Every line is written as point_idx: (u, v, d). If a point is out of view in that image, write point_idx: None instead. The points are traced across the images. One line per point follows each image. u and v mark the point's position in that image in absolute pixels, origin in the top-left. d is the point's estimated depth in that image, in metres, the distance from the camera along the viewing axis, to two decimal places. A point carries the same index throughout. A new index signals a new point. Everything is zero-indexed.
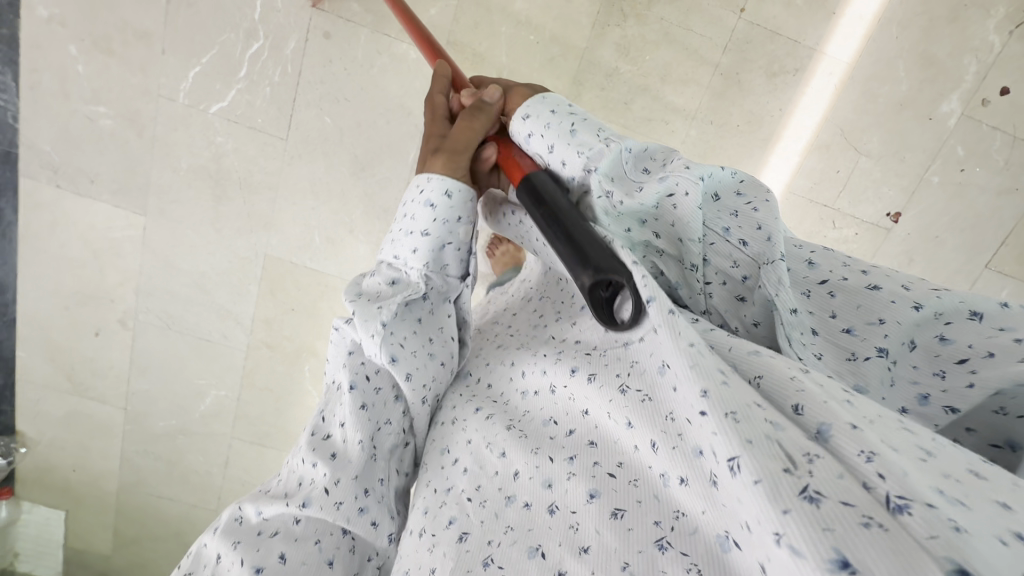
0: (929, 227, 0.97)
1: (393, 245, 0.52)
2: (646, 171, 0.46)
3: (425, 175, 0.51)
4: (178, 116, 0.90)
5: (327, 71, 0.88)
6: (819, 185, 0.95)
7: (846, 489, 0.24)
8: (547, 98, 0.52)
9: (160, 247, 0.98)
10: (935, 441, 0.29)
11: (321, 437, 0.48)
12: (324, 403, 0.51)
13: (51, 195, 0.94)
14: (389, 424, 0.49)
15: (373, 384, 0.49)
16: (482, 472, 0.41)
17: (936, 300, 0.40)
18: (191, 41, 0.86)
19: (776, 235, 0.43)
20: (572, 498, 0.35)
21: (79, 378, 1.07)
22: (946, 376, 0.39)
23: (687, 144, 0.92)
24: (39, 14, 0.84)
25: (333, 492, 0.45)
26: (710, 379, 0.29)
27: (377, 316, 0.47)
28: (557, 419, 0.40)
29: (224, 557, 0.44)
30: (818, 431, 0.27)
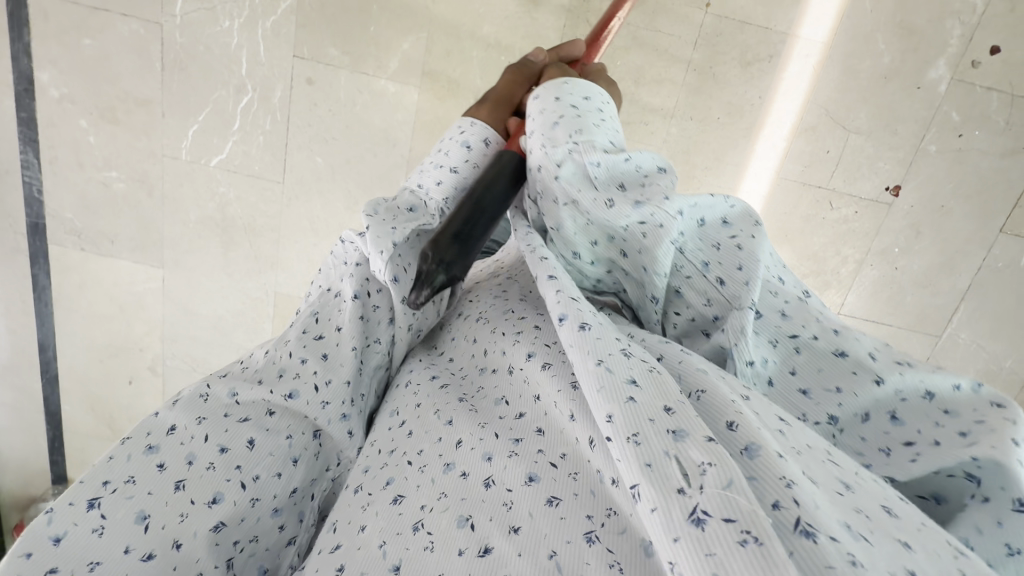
0: (932, 198, 0.94)
1: (420, 174, 0.51)
2: (622, 187, 0.42)
3: (471, 118, 0.53)
4: (183, 173, 0.96)
5: (314, 115, 0.92)
6: (810, 167, 0.93)
7: (734, 506, 0.23)
8: (570, 84, 0.48)
9: (178, 295, 1.04)
10: (856, 475, 0.29)
11: (314, 336, 0.43)
12: (316, 307, 0.45)
13: (78, 259, 1.02)
14: (378, 344, 0.45)
15: (373, 301, 0.45)
16: (425, 436, 0.38)
17: (898, 378, 0.36)
18: (186, 102, 0.92)
19: (757, 278, 0.40)
20: (511, 477, 0.33)
21: (120, 425, 1.15)
22: (890, 454, 0.35)
23: (669, 142, 0.93)
24: (50, 95, 0.92)
25: (322, 394, 0.41)
26: (615, 401, 0.29)
27: (390, 235, 0.44)
28: (509, 399, 0.39)
29: (183, 430, 0.37)
30: (745, 451, 0.27)
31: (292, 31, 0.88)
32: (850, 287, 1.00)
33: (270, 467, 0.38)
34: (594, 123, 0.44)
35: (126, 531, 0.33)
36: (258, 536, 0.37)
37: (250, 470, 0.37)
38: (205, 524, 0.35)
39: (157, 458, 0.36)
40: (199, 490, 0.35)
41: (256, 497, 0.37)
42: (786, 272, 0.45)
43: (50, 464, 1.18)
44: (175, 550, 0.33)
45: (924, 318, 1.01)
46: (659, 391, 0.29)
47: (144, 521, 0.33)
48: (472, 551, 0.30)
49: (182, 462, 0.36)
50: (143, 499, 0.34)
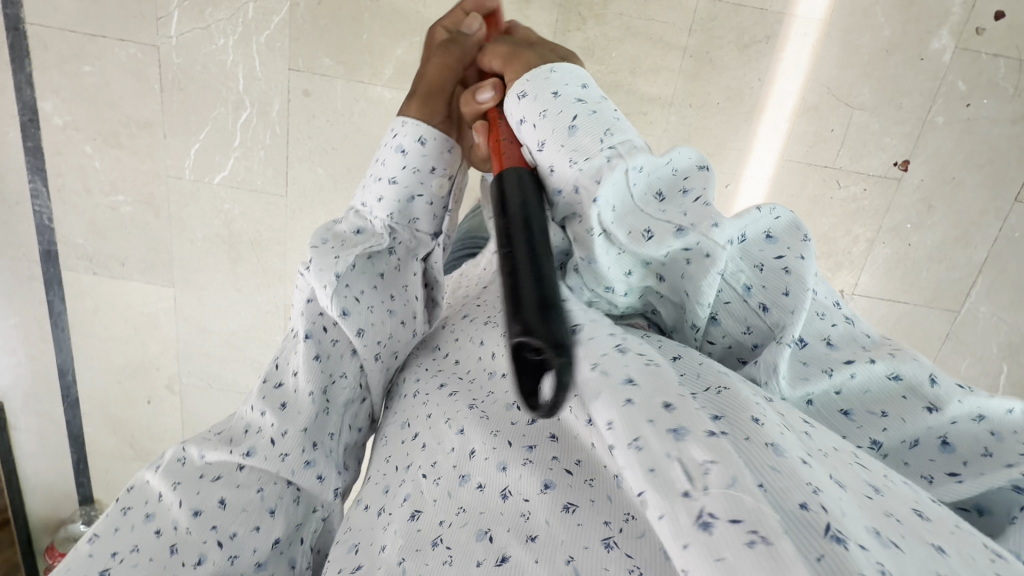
0: (942, 170, 0.92)
1: (363, 192, 0.53)
2: (659, 195, 0.40)
3: (401, 121, 0.54)
4: (188, 192, 0.97)
5: (313, 126, 0.93)
6: (814, 147, 0.92)
7: (740, 506, 0.23)
8: (558, 72, 0.43)
9: (191, 314, 1.06)
10: (884, 478, 0.29)
11: (274, 385, 0.46)
12: (279, 354, 0.48)
13: (90, 283, 1.03)
14: (344, 378, 0.47)
15: (330, 336, 0.47)
16: (439, 448, 0.38)
17: (956, 406, 0.35)
18: (187, 122, 0.93)
19: (805, 306, 0.37)
20: (526, 486, 0.33)
21: (141, 443, 1.17)
22: (934, 481, 0.35)
23: (669, 131, 0.92)
24: (54, 123, 0.93)
25: (280, 445, 0.43)
26: (615, 404, 0.28)
27: (334, 265, 0.46)
28: (520, 404, 0.38)
29: (166, 497, 0.42)
30: (771, 447, 0.26)
31: (286, 45, 0.88)
32: (863, 267, 0.99)
33: (247, 523, 0.42)
34: (615, 117, 0.41)
35: None
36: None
37: (228, 527, 0.41)
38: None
39: (153, 525, 0.41)
40: (187, 551, 0.40)
41: (234, 554, 0.41)
42: (821, 281, 0.43)
43: (76, 487, 1.20)
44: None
45: (942, 293, 0.99)
46: (657, 386, 0.29)
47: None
48: (490, 561, 0.31)
49: (170, 526, 0.41)
50: (144, 567, 0.39)
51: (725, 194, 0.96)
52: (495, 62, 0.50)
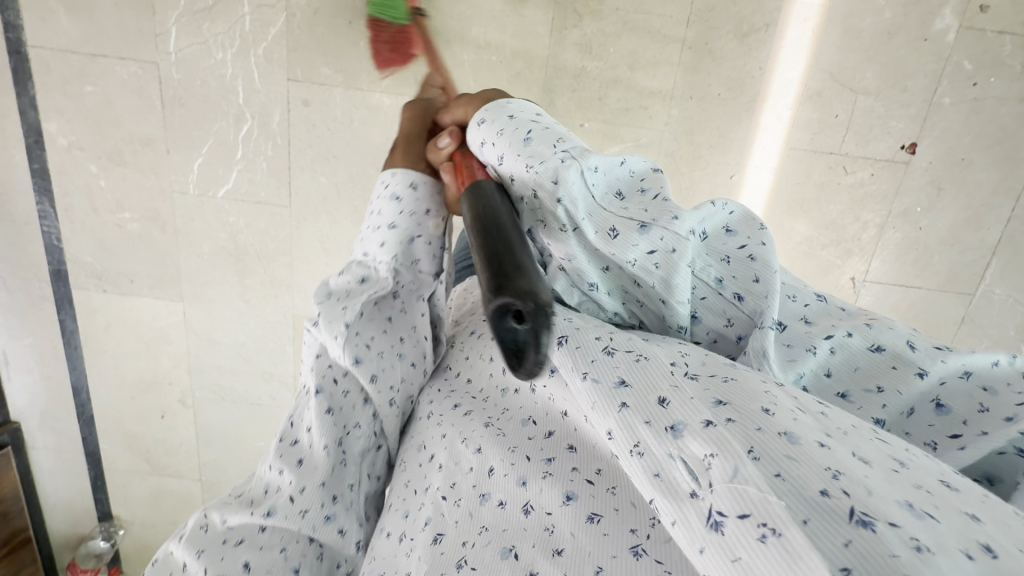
0: (951, 151, 0.90)
1: (362, 242, 0.50)
2: (619, 194, 0.41)
3: (390, 170, 0.50)
4: (193, 207, 0.98)
5: (313, 135, 0.93)
6: (819, 134, 0.91)
7: (746, 499, 0.23)
8: (507, 99, 0.45)
9: (200, 327, 1.06)
10: (907, 452, 0.28)
11: (289, 442, 0.45)
12: (292, 410, 0.47)
13: (101, 301, 1.04)
14: (358, 428, 0.46)
15: (341, 388, 0.46)
16: (455, 467, 0.38)
17: (940, 366, 0.36)
18: (189, 137, 0.93)
19: (776, 288, 0.38)
20: (548, 499, 0.33)
21: (157, 458, 1.18)
22: (938, 447, 0.35)
23: (671, 125, 0.91)
24: (59, 144, 0.94)
25: (299, 500, 0.42)
26: (611, 412, 0.30)
27: (342, 315, 0.44)
28: (536, 419, 0.38)
29: (190, 565, 0.40)
30: (785, 435, 0.26)
31: (283, 55, 0.89)
32: (874, 253, 0.97)
33: None
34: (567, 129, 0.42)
35: None
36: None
37: None
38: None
39: None
40: None
41: None
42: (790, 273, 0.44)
43: (95, 503, 1.21)
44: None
45: (955, 276, 0.98)
46: (648, 385, 0.30)
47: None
48: None
49: None
50: None
51: (729, 185, 0.94)
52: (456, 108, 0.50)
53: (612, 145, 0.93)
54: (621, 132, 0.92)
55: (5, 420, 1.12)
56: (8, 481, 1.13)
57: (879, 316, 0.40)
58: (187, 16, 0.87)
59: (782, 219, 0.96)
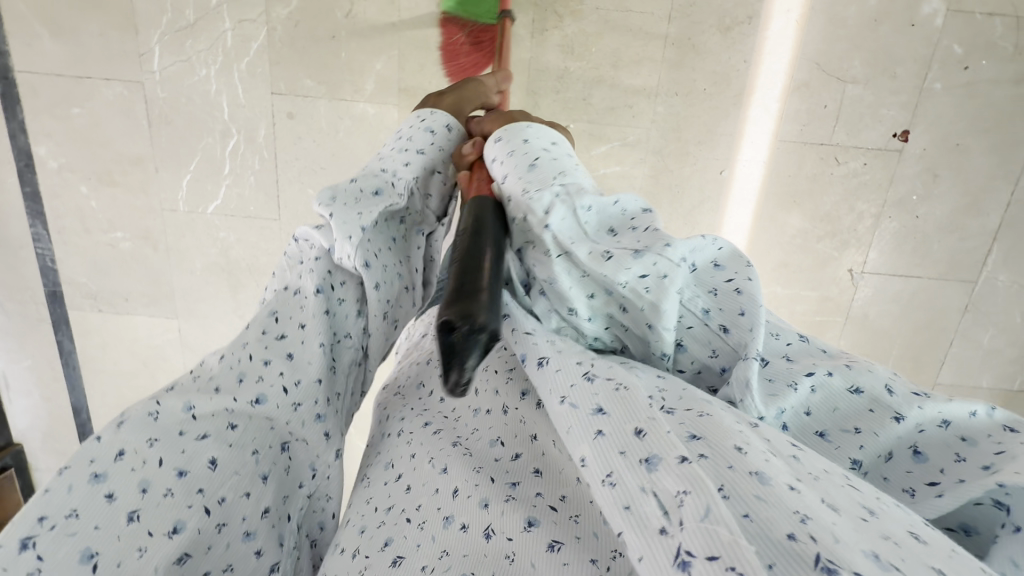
0: (945, 137, 0.89)
1: (382, 159, 0.55)
2: (612, 231, 0.43)
3: (433, 110, 0.61)
4: (183, 223, 0.98)
5: (299, 148, 0.93)
6: (809, 126, 0.89)
7: (715, 538, 0.23)
8: (533, 129, 0.51)
9: (196, 344, 1.06)
10: (880, 501, 0.28)
11: (275, 336, 0.42)
12: (274, 305, 0.44)
13: (96, 320, 1.05)
14: (348, 338, 0.46)
15: (337, 295, 0.45)
16: (422, 489, 0.37)
17: (917, 412, 0.35)
18: (177, 154, 0.93)
19: (761, 322, 0.38)
20: (508, 525, 0.33)
21: None
22: (916, 494, 0.34)
23: (657, 122, 0.90)
24: (49, 167, 0.95)
25: (292, 393, 0.40)
26: (586, 438, 0.30)
27: (357, 219, 0.46)
28: (504, 440, 0.39)
29: (134, 454, 0.33)
30: (757, 475, 0.26)
31: (266, 70, 0.89)
32: (871, 244, 0.95)
33: (237, 488, 0.35)
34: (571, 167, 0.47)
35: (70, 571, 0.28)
36: (232, 566, 0.34)
37: (216, 491, 0.34)
38: (167, 558, 0.30)
39: (104, 487, 0.31)
40: (157, 519, 0.31)
41: (223, 522, 0.33)
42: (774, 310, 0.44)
43: None
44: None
45: (956, 264, 0.96)
46: (627, 413, 0.30)
47: (91, 559, 0.29)
48: None
49: (136, 490, 0.32)
50: (91, 535, 0.29)
51: (720, 180, 0.93)
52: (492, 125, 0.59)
53: (599, 143, 0.92)
54: (607, 131, 0.91)
55: (8, 443, 1.14)
56: (11, 503, 1.14)
57: (858, 358, 0.39)
58: (170, 35, 0.87)
59: (776, 212, 0.95)
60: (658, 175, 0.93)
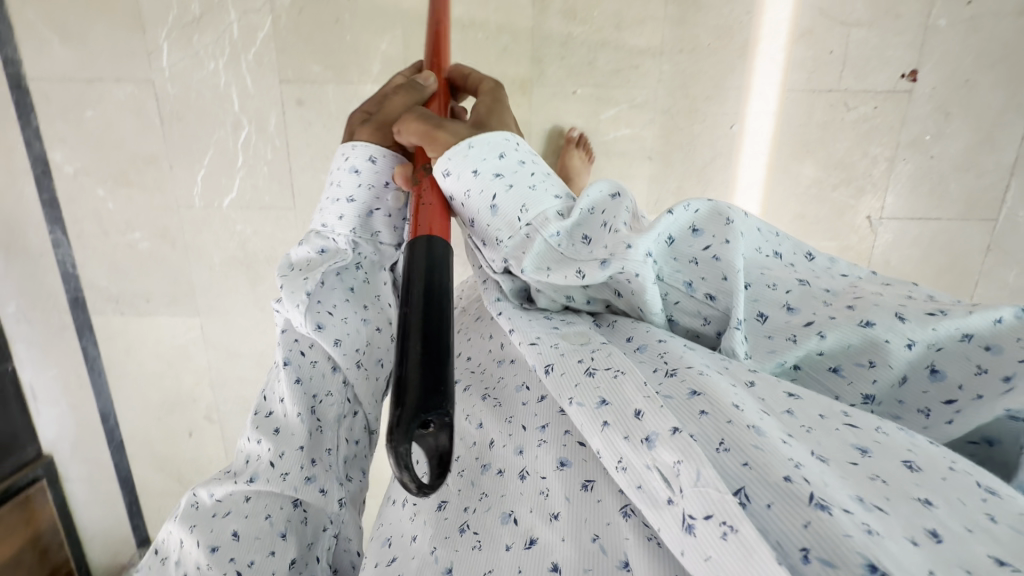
0: (954, 74, 0.89)
1: (322, 214, 0.61)
2: (586, 239, 0.46)
3: (353, 144, 0.60)
4: (200, 219, 0.98)
5: (310, 134, 0.93)
6: (816, 73, 0.89)
7: (708, 501, 0.29)
8: (475, 147, 0.48)
9: (219, 340, 1.07)
10: (875, 437, 0.34)
11: (264, 415, 0.55)
12: (263, 388, 0.57)
13: (119, 323, 1.06)
14: (330, 396, 0.56)
15: (309, 356, 0.56)
16: (461, 442, 0.46)
17: (930, 334, 0.39)
18: (190, 149, 0.94)
19: (740, 285, 0.43)
20: (543, 465, 0.39)
21: (187, 477, 1.18)
22: (931, 413, 0.40)
23: (663, 81, 0.90)
24: (66, 172, 0.96)
25: (278, 465, 0.51)
26: (595, 430, 0.35)
27: (304, 284, 0.55)
28: (529, 385, 0.45)
29: (188, 539, 0.49)
30: (753, 429, 0.32)
31: (273, 58, 0.90)
32: (887, 189, 0.95)
33: (262, 549, 0.48)
34: (529, 187, 0.48)
35: None
36: None
37: (243, 557, 0.47)
38: None
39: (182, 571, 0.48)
40: None
41: None
42: (785, 242, 0.48)
43: (132, 531, 1.22)
44: None
45: (975, 204, 0.95)
46: (624, 399, 0.36)
47: None
48: (519, 543, 0.37)
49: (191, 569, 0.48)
50: None
51: (730, 135, 0.92)
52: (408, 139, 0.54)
53: (607, 107, 0.92)
54: (614, 94, 0.91)
55: (39, 454, 1.14)
56: (45, 514, 1.15)
57: (863, 294, 0.43)
58: (177, 31, 0.88)
59: (788, 163, 0.94)
60: (668, 135, 0.93)
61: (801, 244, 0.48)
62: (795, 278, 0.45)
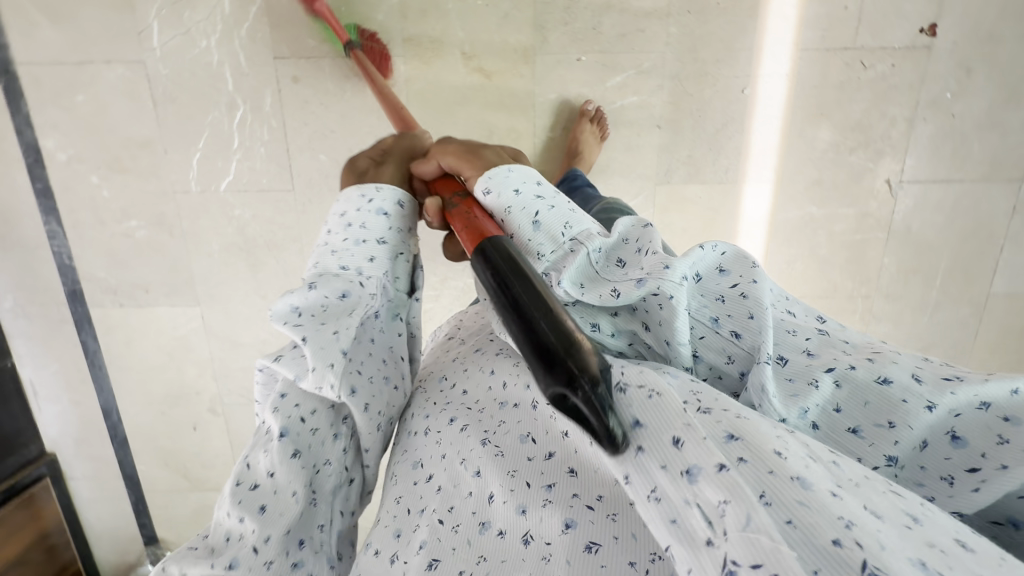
0: (975, 27, 0.85)
1: (342, 249, 0.53)
2: (621, 261, 0.47)
3: (378, 185, 0.57)
4: (197, 205, 0.96)
5: (307, 112, 0.91)
6: (831, 31, 0.86)
7: (757, 548, 0.25)
8: (515, 173, 0.53)
9: (220, 329, 1.04)
10: (923, 508, 0.29)
11: (249, 486, 0.45)
12: (247, 452, 0.47)
13: (118, 315, 1.03)
14: (328, 465, 0.49)
15: (310, 425, 0.47)
16: (455, 491, 0.41)
17: (949, 398, 0.37)
18: (185, 132, 0.92)
19: (768, 323, 0.42)
20: (547, 529, 0.37)
21: (193, 472, 1.16)
22: (954, 481, 0.36)
23: (671, 44, 0.87)
24: (59, 160, 0.93)
25: (261, 551, 0.44)
26: (626, 458, 0.32)
27: (337, 342, 0.47)
28: (535, 437, 0.42)
29: None
30: (798, 480, 0.28)
31: (267, 33, 0.87)
32: (907, 151, 0.91)
33: None
34: (570, 207, 0.50)
35: None
36: None
37: None
38: None
39: None
40: None
41: None
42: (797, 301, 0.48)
43: (140, 528, 1.20)
44: None
45: (999, 164, 0.91)
46: (663, 423, 0.31)
47: None
48: None
49: None
50: None
51: (742, 99, 0.89)
52: (450, 158, 0.58)
53: (613, 75, 0.89)
54: (620, 60, 0.88)
55: (42, 452, 1.12)
56: (50, 514, 1.13)
57: (883, 349, 0.41)
58: (167, 8, 0.86)
59: (803, 128, 0.90)
60: (677, 102, 0.89)
61: (811, 308, 0.49)
62: (812, 327, 0.45)
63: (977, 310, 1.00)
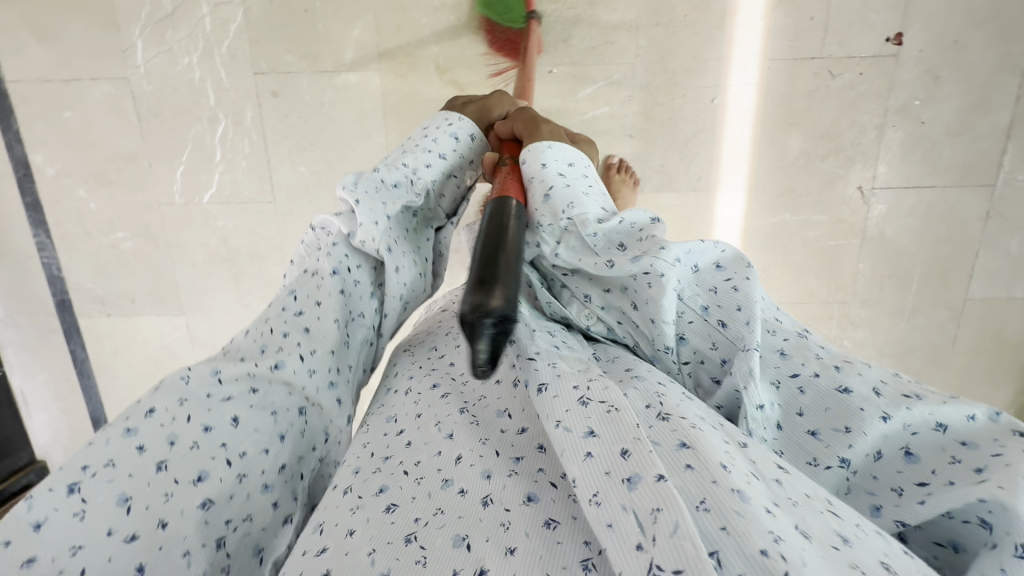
0: (941, 35, 0.86)
1: (410, 149, 0.61)
2: (620, 245, 0.48)
3: (456, 115, 0.66)
4: (181, 216, 0.98)
5: (287, 126, 0.93)
6: (798, 41, 0.87)
7: (681, 555, 0.27)
8: (554, 150, 0.57)
9: (204, 338, 1.06)
10: (856, 530, 0.30)
11: (294, 312, 0.50)
12: (296, 285, 0.52)
13: (105, 324, 1.05)
14: (362, 317, 0.54)
15: (353, 277, 0.53)
16: (425, 448, 0.41)
17: (904, 412, 0.38)
18: (169, 146, 0.94)
19: (754, 318, 0.43)
20: (508, 497, 0.35)
21: None
22: (903, 492, 0.37)
23: (641, 56, 0.88)
24: (47, 174, 0.96)
25: (307, 361, 0.48)
26: (575, 458, 0.33)
27: (383, 209, 0.54)
28: (511, 413, 0.42)
29: (165, 414, 0.41)
30: (737, 492, 0.29)
31: (247, 50, 0.89)
32: (879, 157, 0.92)
33: (257, 444, 0.42)
34: (583, 193, 0.53)
35: (107, 515, 0.35)
36: (252, 515, 0.41)
37: (235, 447, 0.41)
38: (193, 502, 0.38)
39: (135, 441, 0.39)
40: (183, 470, 0.39)
41: (242, 473, 0.41)
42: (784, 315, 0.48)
43: None
44: (159, 530, 0.36)
45: (971, 170, 0.92)
46: (617, 434, 0.33)
47: (124, 503, 0.36)
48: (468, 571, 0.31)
49: (163, 444, 0.39)
50: (122, 483, 0.37)
51: (714, 108, 0.90)
52: (517, 126, 0.63)
53: (585, 86, 0.90)
54: (591, 72, 0.89)
55: (32, 460, 1.14)
56: None
57: (853, 359, 0.43)
58: (150, 27, 0.88)
59: (775, 135, 0.92)
60: (649, 111, 0.91)
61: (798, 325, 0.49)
62: (794, 329, 0.46)
63: (955, 314, 1.00)
